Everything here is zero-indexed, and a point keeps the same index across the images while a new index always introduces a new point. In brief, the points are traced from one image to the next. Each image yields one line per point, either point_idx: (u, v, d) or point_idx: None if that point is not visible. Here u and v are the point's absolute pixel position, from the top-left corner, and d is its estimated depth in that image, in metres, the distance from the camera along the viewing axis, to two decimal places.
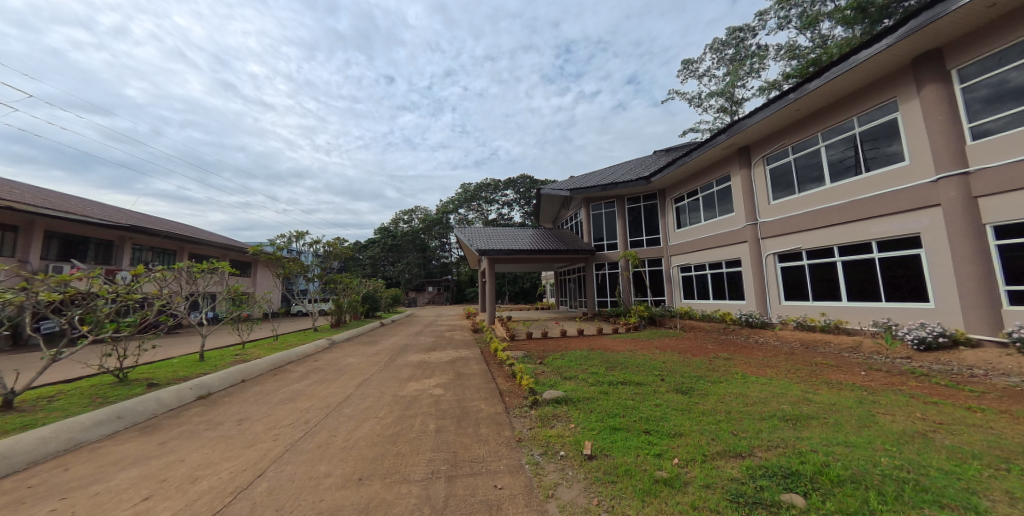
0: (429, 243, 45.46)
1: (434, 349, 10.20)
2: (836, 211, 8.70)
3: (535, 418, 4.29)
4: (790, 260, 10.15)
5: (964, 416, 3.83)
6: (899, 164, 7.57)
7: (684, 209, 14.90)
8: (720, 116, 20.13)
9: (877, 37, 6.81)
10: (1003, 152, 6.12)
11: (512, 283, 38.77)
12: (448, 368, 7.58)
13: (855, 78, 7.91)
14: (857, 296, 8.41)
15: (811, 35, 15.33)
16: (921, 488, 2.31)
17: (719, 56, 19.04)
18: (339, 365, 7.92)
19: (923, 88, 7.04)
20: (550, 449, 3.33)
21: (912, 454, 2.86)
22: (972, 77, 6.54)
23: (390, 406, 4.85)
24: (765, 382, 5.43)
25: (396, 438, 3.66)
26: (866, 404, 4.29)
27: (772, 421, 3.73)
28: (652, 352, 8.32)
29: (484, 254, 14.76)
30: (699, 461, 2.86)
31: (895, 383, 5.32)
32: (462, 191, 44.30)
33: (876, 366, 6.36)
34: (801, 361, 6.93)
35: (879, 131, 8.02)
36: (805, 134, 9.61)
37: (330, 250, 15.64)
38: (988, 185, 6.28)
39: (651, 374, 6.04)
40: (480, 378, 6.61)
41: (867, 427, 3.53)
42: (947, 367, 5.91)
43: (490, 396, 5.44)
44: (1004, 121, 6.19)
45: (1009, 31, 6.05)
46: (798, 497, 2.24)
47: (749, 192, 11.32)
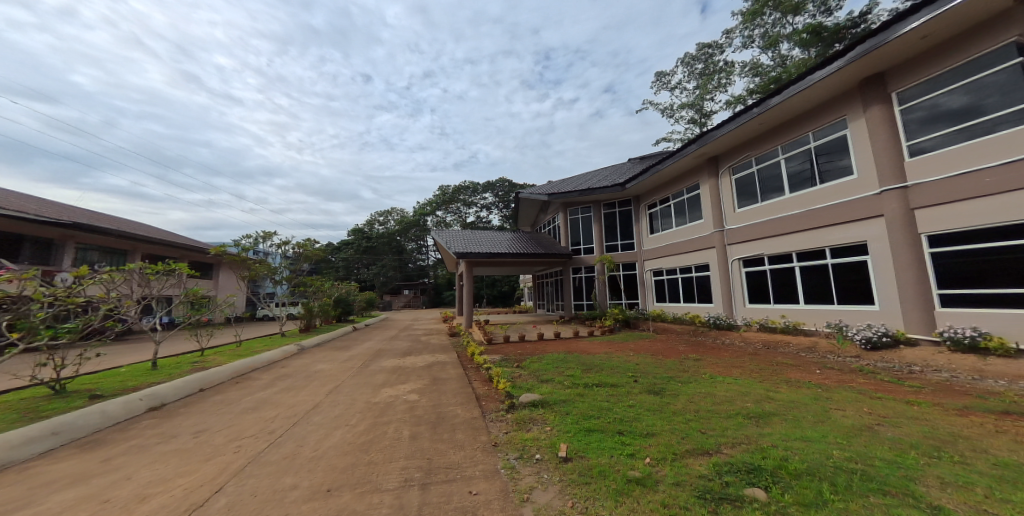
0: (406, 245, 44.73)
1: (410, 354, 9.98)
2: (795, 220, 9.28)
3: (512, 422, 4.30)
4: (754, 265, 10.72)
5: (906, 410, 4.18)
6: (849, 178, 8.21)
7: (657, 215, 15.47)
8: (690, 126, 21.13)
9: (828, 60, 7.39)
10: (937, 169, 6.76)
11: (490, 287, 38.84)
12: (424, 373, 7.46)
13: (811, 96, 8.51)
14: (813, 299, 9.00)
15: (773, 55, 16.43)
16: (868, 478, 2.49)
17: (689, 70, 20.01)
18: (308, 372, 7.59)
19: (870, 108, 7.70)
20: (526, 453, 3.34)
21: (861, 446, 3.08)
22: (910, 100, 7.22)
23: (364, 413, 4.72)
24: (731, 381, 5.73)
25: (368, 446, 3.53)
26: (822, 401, 4.59)
27: (737, 419, 3.93)
28: (627, 354, 8.55)
29: (462, 257, 14.62)
30: (670, 460, 2.96)
31: (847, 381, 5.72)
32: (441, 194, 43.99)
33: (830, 365, 6.82)
34: (764, 361, 7.33)
35: (831, 146, 8.66)
36: (767, 147, 10.23)
37: (300, 251, 15.02)
38: (924, 198, 6.91)
39: (626, 375, 6.22)
40: (457, 383, 6.54)
41: (820, 422, 3.79)
42: (891, 364, 6.42)
43: (467, 400, 5.40)
44: (937, 140, 6.83)
45: (939, 60, 6.73)
46: (760, 491, 2.37)
47: (717, 200, 11.88)
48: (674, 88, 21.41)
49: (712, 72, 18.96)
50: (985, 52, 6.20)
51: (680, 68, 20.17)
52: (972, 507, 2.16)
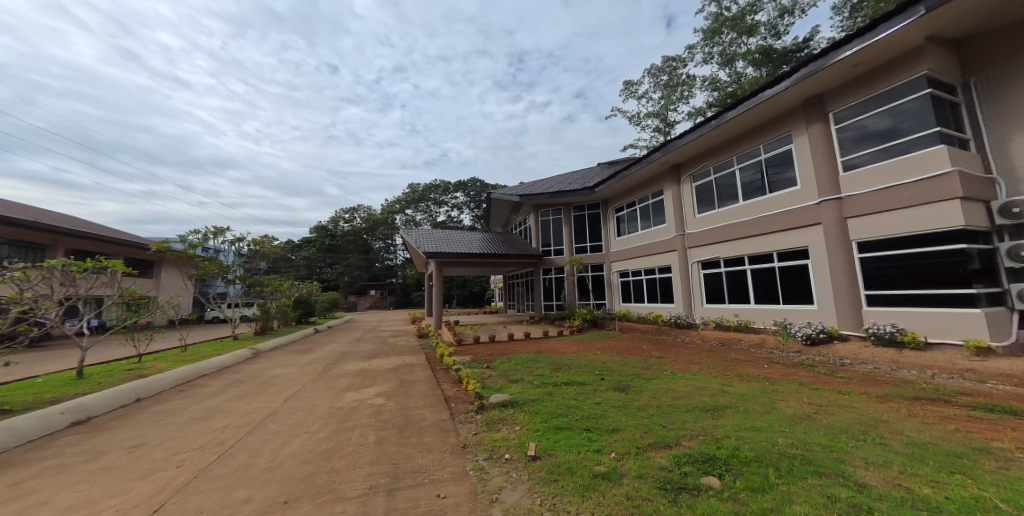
0: (373, 244, 43.25)
1: (376, 356, 9.66)
2: (747, 226, 10.01)
3: (481, 423, 4.29)
4: (711, 267, 11.42)
5: (839, 399, 4.64)
6: (793, 188, 8.98)
7: (623, 218, 16.05)
8: (655, 135, 22.15)
9: (776, 80, 8.06)
10: (865, 183, 7.57)
11: (460, 287, 38.50)
12: (391, 376, 7.25)
13: (762, 112, 9.22)
14: (761, 299, 9.75)
15: (730, 72, 17.62)
16: (806, 462, 2.74)
17: (655, 81, 20.95)
18: (264, 377, 7.12)
19: (812, 125, 8.47)
20: (495, 453, 3.34)
21: (800, 433, 3.39)
22: (844, 120, 8.03)
23: (326, 419, 4.50)
24: (690, 377, 6.08)
25: (330, 454, 3.37)
26: (769, 393, 4.98)
27: (695, 412, 4.17)
28: (594, 352, 8.80)
29: (432, 257, 14.38)
30: (634, 453, 3.08)
31: (790, 374, 6.25)
32: (411, 192, 42.95)
33: (775, 359, 7.42)
34: (719, 358, 7.84)
35: (779, 159, 9.43)
36: (724, 157, 10.95)
37: (256, 249, 14.06)
38: (854, 208, 7.70)
39: (593, 373, 6.41)
40: (425, 385, 6.42)
41: (768, 412, 4.11)
42: (826, 358, 7.10)
43: (435, 402, 5.31)
44: (865, 157, 7.65)
45: (867, 86, 7.55)
46: (715, 479, 2.54)
47: (679, 206, 12.54)
48: (641, 97, 22.35)
49: (676, 84, 19.99)
50: (904, 81, 7.02)
51: (647, 78, 21.07)
52: (889, 482, 2.45)
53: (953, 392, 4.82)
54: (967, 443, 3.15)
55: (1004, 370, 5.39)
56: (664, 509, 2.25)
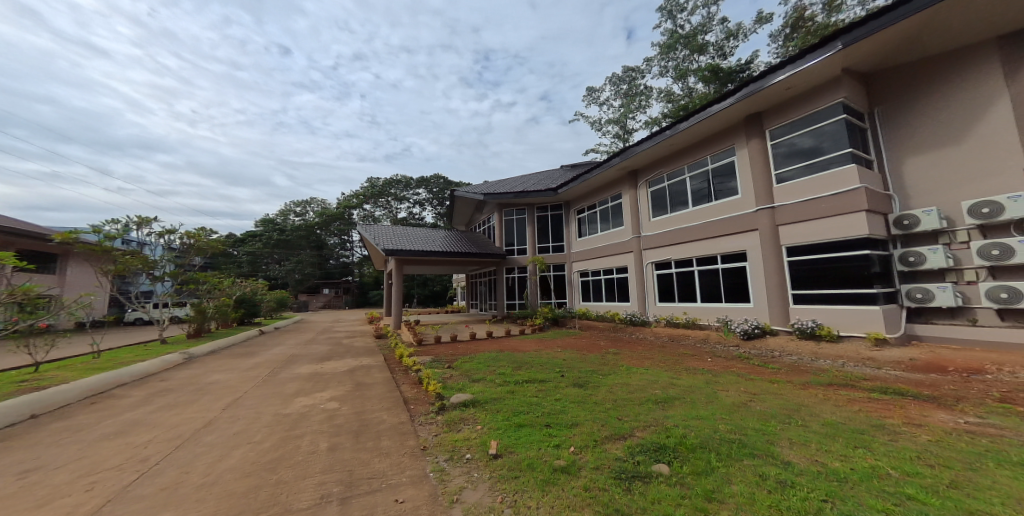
0: (327, 240, 40.78)
1: (330, 359, 9.13)
2: (695, 230, 10.79)
3: (441, 424, 4.22)
4: (663, 268, 12.16)
5: (769, 387, 5.17)
6: (734, 197, 9.84)
7: (584, 220, 16.58)
8: (615, 141, 23.13)
9: (722, 96, 8.78)
10: (793, 194, 8.48)
11: (422, 286, 37.57)
12: (346, 378, 6.89)
13: (709, 126, 9.99)
14: (706, 297, 10.57)
15: (683, 86, 18.90)
16: (741, 445, 3.03)
17: (616, 89, 21.88)
18: (198, 384, 6.44)
19: (751, 140, 9.34)
20: (456, 454, 3.31)
21: (737, 419, 3.74)
22: (777, 137, 8.95)
23: (272, 427, 4.18)
24: (643, 371, 6.44)
25: (275, 465, 3.12)
26: (712, 384, 5.41)
27: (648, 404, 4.42)
28: (555, 350, 9.01)
29: (392, 254, 13.89)
30: (592, 446, 3.21)
31: (730, 366, 6.85)
32: (370, 186, 41.10)
33: (718, 353, 8.10)
34: (669, 353, 8.39)
35: (723, 170, 10.27)
36: (676, 166, 11.71)
37: (190, 243, 12.66)
38: (784, 217, 8.61)
39: (554, 371, 6.56)
40: (383, 387, 6.18)
41: (711, 402, 4.47)
42: (760, 351, 7.87)
43: (394, 405, 5.13)
44: (793, 172, 8.58)
45: (796, 109, 8.48)
46: (664, 466, 2.72)
47: (636, 210, 13.21)
48: (602, 103, 23.26)
49: (635, 94, 21.03)
50: (825, 106, 7.97)
51: (609, 86, 21.94)
52: (807, 458, 2.79)
53: (858, 377, 5.57)
54: (869, 421, 3.66)
55: (897, 358, 6.33)
56: (619, 497, 2.37)
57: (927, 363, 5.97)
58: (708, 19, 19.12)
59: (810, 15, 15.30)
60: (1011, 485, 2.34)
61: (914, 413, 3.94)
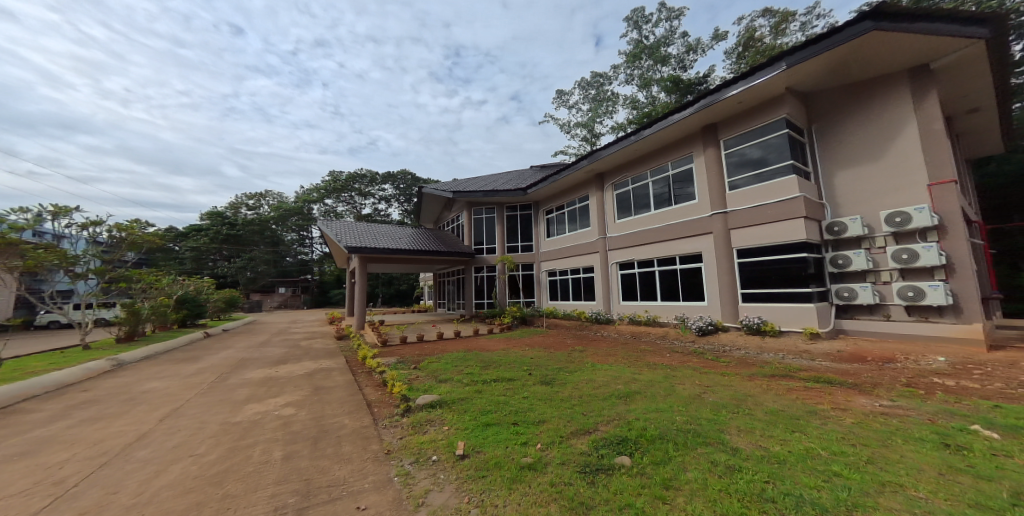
0: (283, 236, 38.28)
1: (285, 362, 8.58)
2: (657, 232, 11.32)
3: (407, 426, 4.11)
4: (627, 268, 12.65)
5: (720, 379, 5.57)
6: (692, 202, 10.45)
7: (552, 220, 16.85)
8: (583, 144, 23.72)
9: (682, 106, 9.28)
10: (742, 201, 9.16)
11: (387, 284, 36.41)
12: (304, 382, 6.51)
13: (670, 134, 10.52)
14: (666, 296, 11.15)
15: (647, 94, 19.81)
16: (696, 434, 3.24)
17: (584, 94, 22.43)
18: (129, 394, 5.78)
19: (707, 149, 9.96)
20: (422, 456, 3.24)
21: (691, 411, 3.97)
22: (730, 147, 9.61)
23: (219, 437, 3.85)
24: (607, 367, 6.68)
25: (221, 478, 2.88)
26: (670, 378, 5.72)
27: (612, 399, 4.58)
28: (523, 349, 9.09)
29: (355, 252, 13.32)
30: (558, 442, 3.27)
31: (686, 360, 7.29)
32: (332, 180, 39.10)
33: (675, 349, 8.58)
34: (631, 349, 8.76)
35: (682, 176, 10.86)
36: (640, 170, 12.22)
37: (120, 236, 11.34)
38: (735, 221, 9.27)
39: (521, 369, 6.62)
40: (345, 390, 5.91)
41: (669, 395, 4.72)
42: (713, 346, 8.44)
43: (356, 408, 4.93)
44: (744, 180, 9.26)
45: (747, 122, 9.17)
46: (626, 458, 2.85)
47: (602, 211, 13.63)
48: (571, 107, 23.80)
49: (602, 99, 21.69)
50: (771, 121, 8.68)
51: (578, 90, 22.44)
52: (753, 443, 3.05)
53: (796, 368, 6.14)
54: (804, 407, 4.05)
55: (827, 350, 7.04)
56: (583, 490, 2.43)
57: (851, 354, 6.71)
58: (670, 32, 20.14)
59: (759, 36, 16.62)
60: (915, 458, 2.70)
61: (840, 399, 4.42)
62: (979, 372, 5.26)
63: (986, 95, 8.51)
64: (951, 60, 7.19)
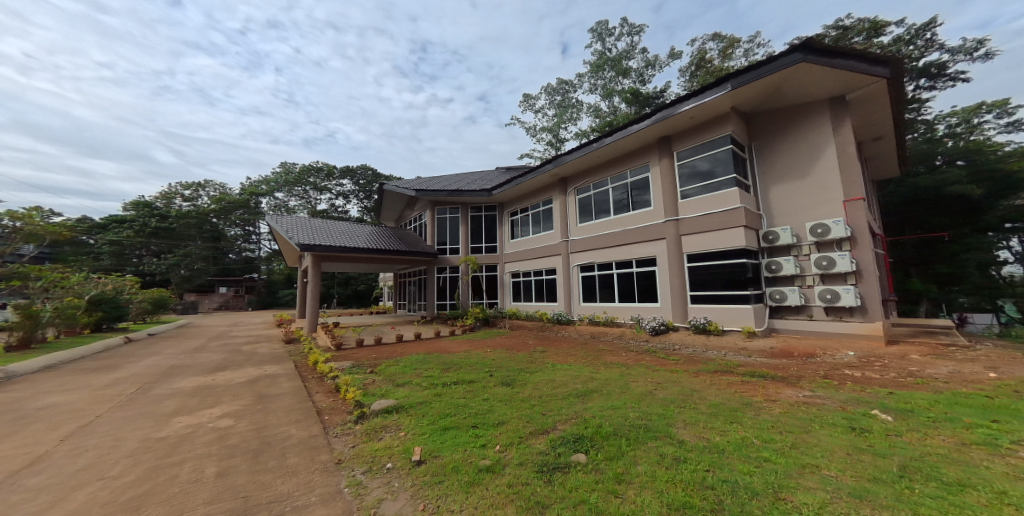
0: (226, 231, 34.99)
1: (224, 369, 7.83)
2: (615, 236, 11.81)
3: (360, 433, 3.92)
4: (587, 271, 13.06)
5: (670, 376, 5.91)
6: (648, 208, 11.04)
7: (517, 222, 16.98)
8: (548, 148, 24.17)
9: (641, 117, 9.79)
10: (692, 209, 9.85)
11: (343, 285, 34.61)
12: (245, 390, 5.99)
13: (629, 143, 11.05)
14: (623, 297, 11.66)
15: (609, 104, 20.67)
16: (648, 428, 3.42)
17: (550, 99, 22.91)
18: (22, 411, 4.94)
19: (662, 160, 10.58)
20: (375, 464, 3.11)
21: (642, 407, 4.18)
22: (683, 159, 10.28)
23: (139, 455, 3.41)
24: (566, 367, 6.85)
25: (140, 502, 2.56)
26: (625, 376, 5.99)
27: (570, 398, 4.72)
28: (484, 351, 9.04)
29: (307, 250, 12.48)
30: (517, 443, 3.30)
31: (640, 359, 7.68)
32: (283, 173, 36.40)
33: (630, 348, 9.01)
34: (590, 349, 9.07)
35: (640, 183, 11.44)
36: (601, 177, 12.71)
37: (14, 227, 9.67)
38: (686, 228, 9.91)
39: (482, 371, 6.58)
40: (293, 398, 5.51)
41: (624, 392, 4.93)
42: (664, 345, 8.97)
43: (304, 417, 4.61)
44: (694, 189, 9.94)
45: (697, 136, 9.88)
46: (582, 455, 2.93)
47: (565, 215, 13.97)
48: (537, 111, 24.19)
49: (567, 106, 22.31)
50: (718, 136, 9.43)
51: (544, 95, 22.85)
52: (697, 435, 3.27)
53: (735, 364, 6.70)
54: (741, 399, 4.43)
55: (762, 347, 7.76)
56: (540, 489, 2.47)
57: (781, 350, 7.45)
58: (631, 47, 21.18)
59: (709, 58, 18.02)
60: (829, 441, 3.05)
61: (771, 391, 4.88)
62: (880, 364, 6.07)
63: (888, 126, 9.90)
64: (862, 93, 8.27)
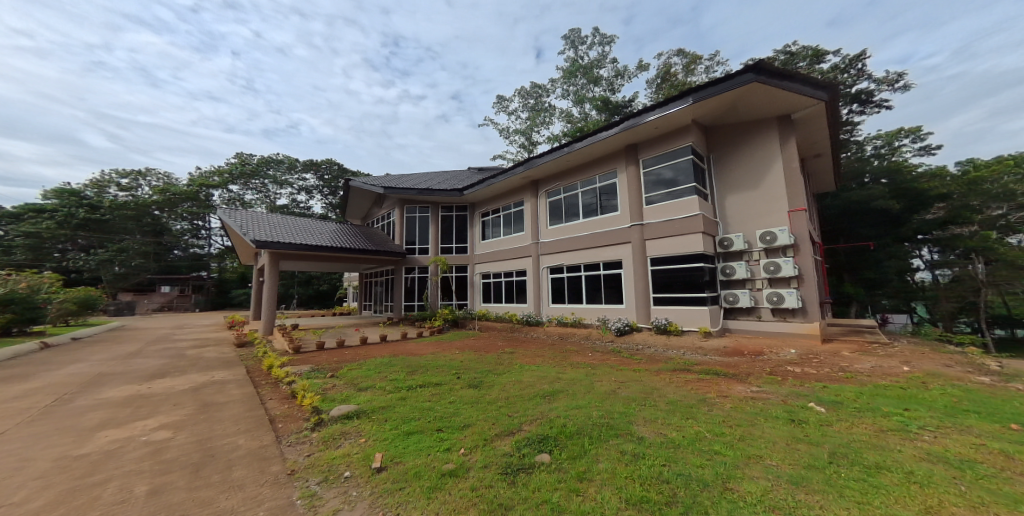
0: (170, 225, 32.01)
1: (163, 375, 7.14)
2: (584, 239, 12.10)
3: (317, 441, 3.71)
4: (556, 273, 13.28)
5: (634, 375, 6.13)
6: (615, 213, 11.42)
7: (488, 223, 16.93)
8: (521, 150, 24.37)
9: (609, 125, 10.11)
10: (656, 215, 10.31)
11: (304, 284, 32.83)
12: (188, 398, 5.50)
13: (598, 149, 11.39)
14: (590, 299, 11.96)
15: (580, 110, 21.19)
16: (610, 427, 3.52)
17: (524, 102, 23.09)
18: None
19: (629, 167, 10.99)
20: (332, 473, 2.96)
21: (606, 406, 4.30)
22: (648, 167, 10.73)
23: (53, 477, 3.02)
24: (534, 368, 6.91)
25: None
26: (591, 376, 6.14)
27: (536, 399, 4.76)
28: (453, 352, 8.92)
29: (263, 247, 11.71)
30: (482, 445, 3.27)
31: (605, 359, 7.91)
32: (238, 164, 33.89)
33: (597, 348, 9.26)
34: (558, 350, 9.22)
35: (608, 189, 11.80)
36: (572, 181, 12.98)
37: None
38: (650, 233, 10.35)
39: (449, 373, 6.48)
40: (243, 406, 5.13)
41: (588, 392, 5.05)
42: (628, 345, 9.31)
43: (255, 426, 4.30)
44: (658, 196, 10.40)
45: (662, 145, 10.37)
46: (545, 455, 2.97)
47: (536, 217, 14.13)
48: (510, 113, 24.32)
49: (540, 110, 22.65)
50: (680, 147, 9.95)
51: (517, 98, 23.01)
52: (655, 431, 3.41)
53: (692, 363, 7.08)
54: (696, 396, 4.70)
55: (716, 346, 8.27)
56: (504, 491, 2.46)
57: (733, 349, 7.98)
58: (602, 56, 21.85)
59: (674, 72, 18.99)
60: (772, 433, 3.30)
61: (723, 387, 5.21)
62: (817, 361, 6.67)
63: (825, 145, 10.94)
64: (805, 113, 9.06)
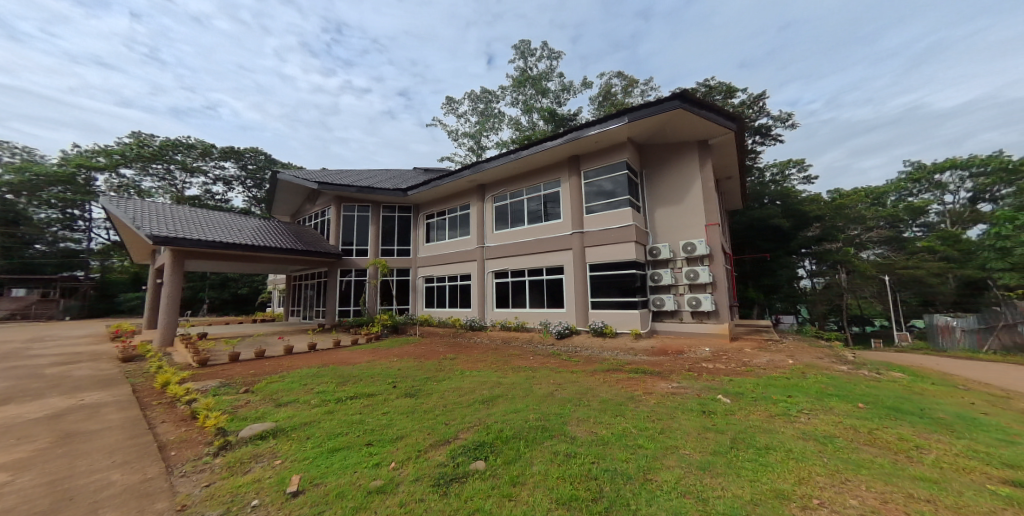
0: (30, 213, 25.94)
1: (6, 401, 5.69)
2: (528, 245, 12.37)
3: (220, 468, 3.23)
4: (501, 277, 13.37)
5: (571, 377, 6.38)
6: (558, 221, 11.86)
7: (432, 226, 16.48)
8: (470, 154, 24.22)
9: (554, 136, 10.52)
10: (595, 224, 10.94)
11: (217, 287, 28.77)
12: (42, 429, 4.44)
13: (544, 158, 11.76)
14: (533, 303, 12.24)
15: (528, 119, 21.76)
16: (546, 429, 3.60)
17: (473, 106, 23.02)
18: None
19: (572, 177, 11.52)
20: (236, 504, 2.59)
21: (543, 408, 4.39)
22: (589, 178, 11.34)
23: None
24: (476, 374, 6.83)
25: None
26: (530, 379, 6.25)
27: (475, 405, 4.70)
28: (390, 360, 8.45)
29: (162, 244, 10.00)
30: (414, 457, 3.12)
31: (546, 361, 8.13)
32: (132, 144, 28.65)
33: (538, 351, 9.48)
34: (501, 354, 9.26)
35: (552, 197, 12.23)
36: (518, 187, 13.22)
37: None
38: (589, 240, 10.93)
39: (385, 382, 6.13)
40: (123, 433, 4.29)
41: (527, 396, 5.13)
42: (567, 347, 9.68)
43: (137, 456, 3.61)
44: (598, 206, 11.03)
45: (601, 159, 11.05)
46: (480, 462, 2.93)
47: (481, 221, 14.11)
48: (460, 115, 24.09)
49: (490, 115, 22.78)
50: (617, 161, 10.70)
51: (467, 101, 22.87)
52: (587, 430, 3.57)
53: (623, 362, 7.60)
54: (625, 394, 5.03)
55: (645, 346, 8.98)
56: (435, 504, 2.37)
57: (658, 349, 8.74)
58: (550, 70, 22.72)
59: (614, 92, 20.44)
60: (686, 424, 3.65)
61: (649, 384, 5.65)
62: (726, 357, 7.58)
63: (734, 169, 12.61)
64: (719, 140, 10.36)
